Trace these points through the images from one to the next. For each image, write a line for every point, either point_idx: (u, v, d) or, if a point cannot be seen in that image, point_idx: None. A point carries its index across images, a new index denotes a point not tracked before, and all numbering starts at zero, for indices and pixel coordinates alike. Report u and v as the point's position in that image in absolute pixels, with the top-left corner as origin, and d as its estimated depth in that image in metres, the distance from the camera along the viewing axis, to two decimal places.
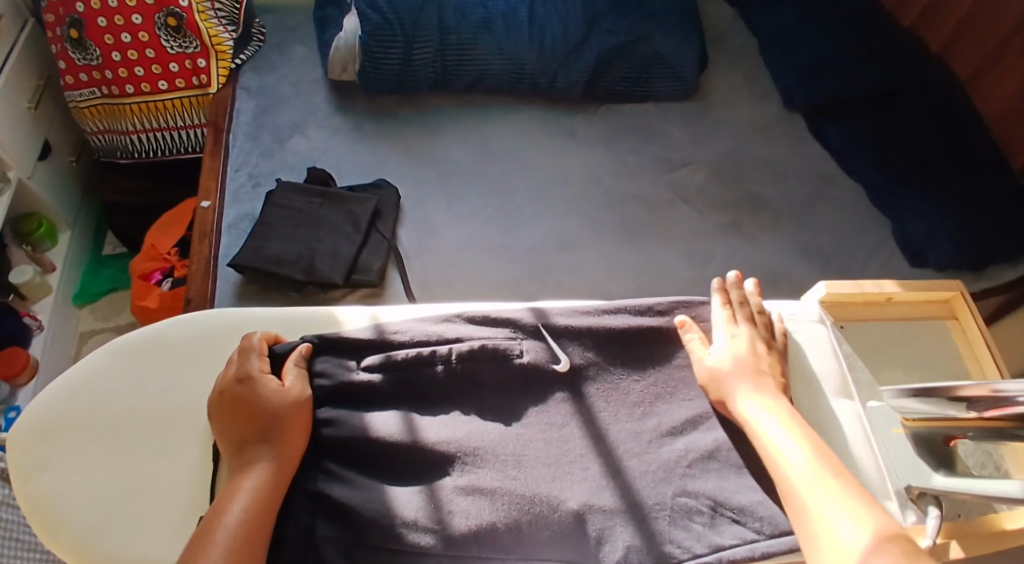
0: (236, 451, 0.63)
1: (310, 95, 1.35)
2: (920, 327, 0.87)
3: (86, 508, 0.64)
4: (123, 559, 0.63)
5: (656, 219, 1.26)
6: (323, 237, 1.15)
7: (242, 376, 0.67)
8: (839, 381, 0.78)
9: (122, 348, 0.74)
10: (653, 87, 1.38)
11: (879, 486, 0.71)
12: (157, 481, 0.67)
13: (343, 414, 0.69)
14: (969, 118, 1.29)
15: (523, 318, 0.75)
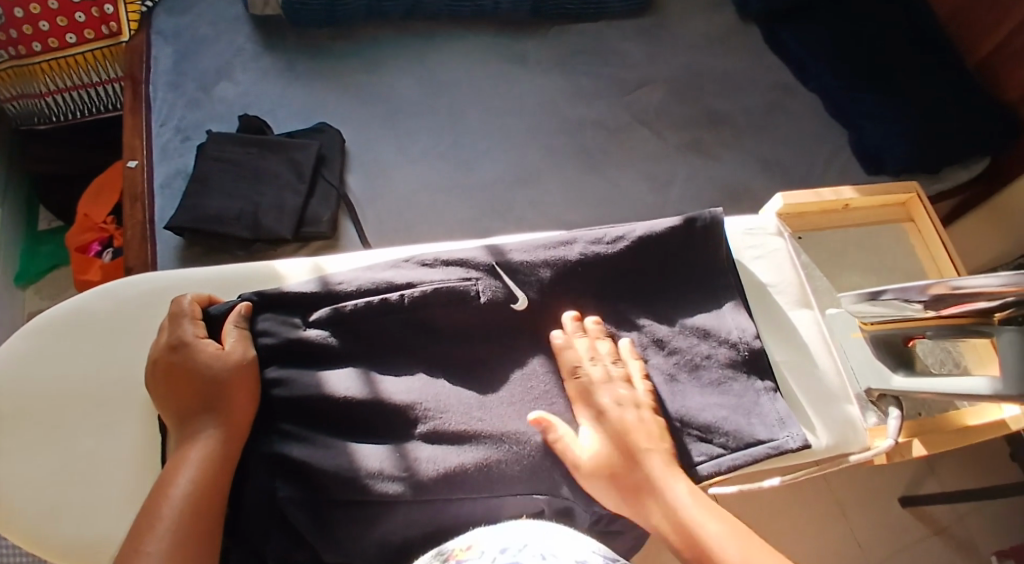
0: (181, 421, 0.60)
1: (232, 34, 1.26)
2: (879, 233, 0.84)
3: (30, 498, 0.62)
4: (74, 544, 0.61)
5: (614, 144, 1.23)
6: (265, 191, 1.09)
7: (178, 345, 0.63)
8: (798, 292, 0.75)
9: (42, 328, 0.68)
10: (603, 2, 1.32)
11: (841, 390, 0.70)
12: (101, 462, 0.64)
13: (291, 373, 0.64)
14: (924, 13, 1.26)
15: (477, 257, 0.69)
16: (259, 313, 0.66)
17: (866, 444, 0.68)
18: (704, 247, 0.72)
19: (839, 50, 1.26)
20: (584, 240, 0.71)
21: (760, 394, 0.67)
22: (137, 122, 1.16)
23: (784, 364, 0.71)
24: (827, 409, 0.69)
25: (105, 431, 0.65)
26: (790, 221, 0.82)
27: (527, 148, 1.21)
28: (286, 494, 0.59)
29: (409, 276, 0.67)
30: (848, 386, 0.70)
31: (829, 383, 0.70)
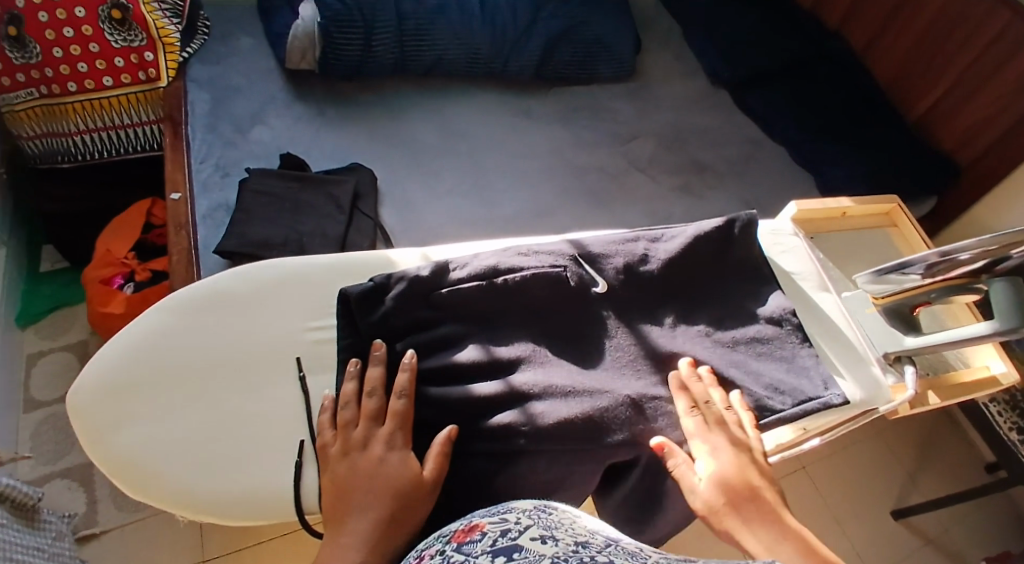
0: (359, 494, 0.65)
1: (265, 84, 1.36)
2: (873, 237, 0.95)
3: (173, 455, 0.74)
4: (213, 491, 0.73)
5: (615, 185, 1.38)
6: (305, 221, 1.17)
7: (385, 427, 0.69)
8: (817, 278, 0.86)
9: (181, 309, 0.81)
10: (596, 67, 1.51)
11: (864, 353, 0.81)
12: (235, 424, 0.76)
13: (417, 341, 0.73)
14: (864, 80, 1.49)
15: (562, 248, 0.79)
16: (386, 290, 0.74)
17: (889, 398, 0.78)
18: (746, 244, 0.83)
19: (801, 110, 1.47)
20: (644, 237, 0.83)
21: (806, 358, 0.78)
22: (179, 159, 1.22)
23: (819, 334, 0.81)
24: (857, 369, 0.80)
25: (245, 395, 0.78)
26: (803, 225, 0.91)
27: (543, 187, 1.34)
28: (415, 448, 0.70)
29: (509, 263, 0.76)
30: (870, 352, 0.81)
31: (856, 349, 0.81)
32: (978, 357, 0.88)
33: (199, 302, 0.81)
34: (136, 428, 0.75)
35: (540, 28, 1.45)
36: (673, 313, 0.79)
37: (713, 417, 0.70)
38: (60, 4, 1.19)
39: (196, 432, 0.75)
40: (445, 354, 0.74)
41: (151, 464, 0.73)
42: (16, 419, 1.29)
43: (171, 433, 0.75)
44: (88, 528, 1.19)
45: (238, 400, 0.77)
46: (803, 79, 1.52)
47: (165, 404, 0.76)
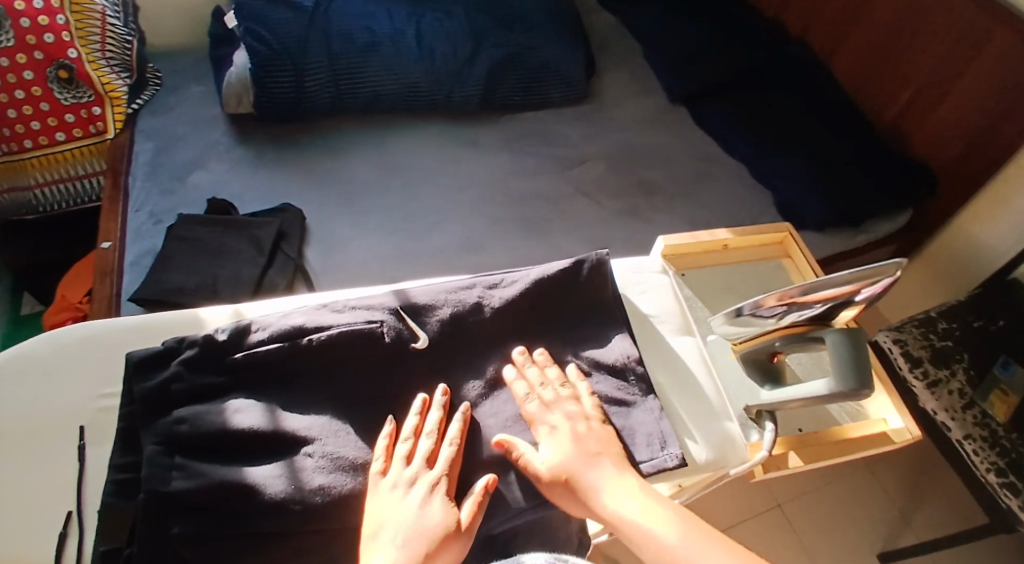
0: (390, 532, 0.58)
1: (208, 131, 1.38)
2: (759, 268, 0.91)
3: None
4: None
5: (558, 213, 1.30)
6: (224, 265, 1.16)
7: (417, 466, 0.63)
8: (680, 321, 0.82)
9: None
10: (545, 93, 1.43)
11: (721, 408, 0.76)
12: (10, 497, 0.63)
13: (197, 412, 0.66)
14: (834, 88, 1.37)
15: (383, 301, 0.73)
16: (176, 353, 0.69)
17: (745, 458, 0.73)
18: (596, 287, 0.78)
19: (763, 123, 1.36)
20: (482, 283, 0.77)
21: (641, 415, 0.72)
22: (115, 208, 1.27)
23: (669, 385, 0.77)
24: (706, 424, 0.74)
25: (28, 464, 0.65)
26: (674, 261, 0.88)
27: (478, 219, 1.29)
28: (180, 529, 0.60)
29: (318, 320, 0.71)
30: (728, 405, 0.76)
31: (709, 401, 0.76)
32: (875, 410, 0.84)
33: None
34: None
35: (483, 56, 1.41)
36: (505, 358, 0.74)
37: (551, 396, 0.69)
38: (10, 69, 1.24)
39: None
40: (222, 417, 0.66)
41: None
42: None
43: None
44: None
45: (25, 467, 0.64)
46: (770, 91, 1.39)
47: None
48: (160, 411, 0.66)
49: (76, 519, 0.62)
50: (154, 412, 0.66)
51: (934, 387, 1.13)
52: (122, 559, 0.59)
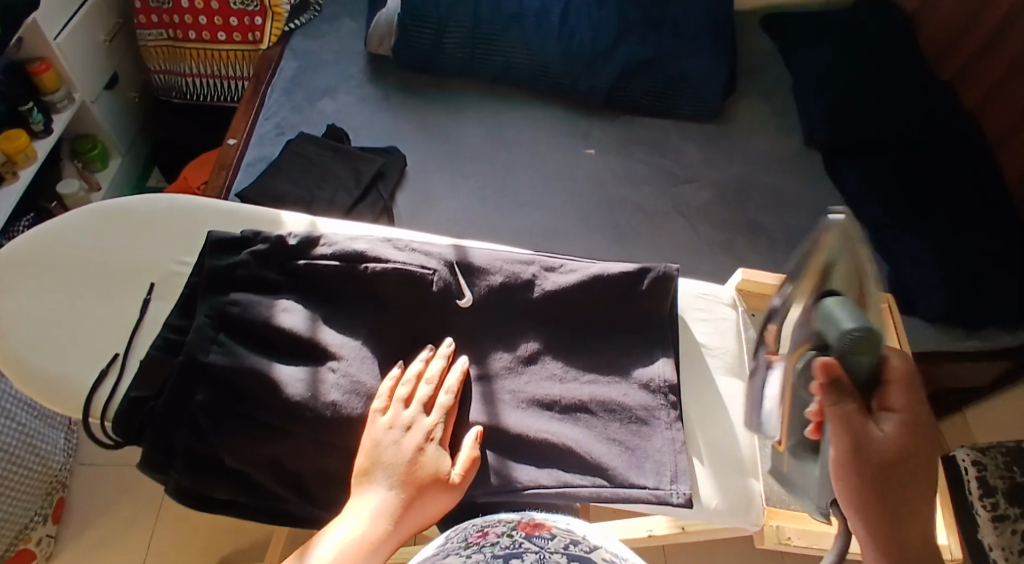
0: (379, 476, 0.58)
1: (347, 62, 1.44)
2: None
3: (16, 332, 0.69)
4: (31, 381, 0.67)
5: (647, 226, 1.26)
6: (323, 187, 1.23)
7: (415, 411, 0.62)
8: (735, 360, 0.77)
9: (93, 214, 0.76)
10: (674, 104, 1.39)
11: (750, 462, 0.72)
12: (78, 325, 0.70)
13: (250, 299, 0.69)
14: (988, 174, 1.24)
15: (442, 252, 0.73)
16: (248, 244, 0.72)
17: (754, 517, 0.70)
18: (650, 302, 0.72)
19: (900, 189, 1.23)
20: (541, 263, 0.73)
21: (662, 442, 0.67)
22: (248, 112, 1.36)
23: (700, 422, 0.73)
24: (730, 476, 0.71)
25: (100, 301, 0.71)
26: (748, 297, 0.83)
27: (565, 210, 1.28)
28: (203, 399, 0.63)
29: (379, 252, 0.71)
30: (758, 462, 0.72)
31: (740, 452, 0.72)
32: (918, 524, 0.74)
33: (106, 211, 0.76)
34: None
35: (621, 53, 1.39)
36: (540, 340, 0.71)
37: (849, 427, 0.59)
38: None
39: (39, 328, 0.69)
40: (270, 312, 0.68)
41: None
42: None
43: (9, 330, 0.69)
44: None
45: (94, 307, 0.71)
46: (920, 157, 1.27)
47: (28, 292, 0.71)
48: (217, 289, 0.69)
49: (121, 359, 0.68)
50: (211, 288, 0.69)
51: (998, 521, 1.05)
52: (145, 410, 0.64)
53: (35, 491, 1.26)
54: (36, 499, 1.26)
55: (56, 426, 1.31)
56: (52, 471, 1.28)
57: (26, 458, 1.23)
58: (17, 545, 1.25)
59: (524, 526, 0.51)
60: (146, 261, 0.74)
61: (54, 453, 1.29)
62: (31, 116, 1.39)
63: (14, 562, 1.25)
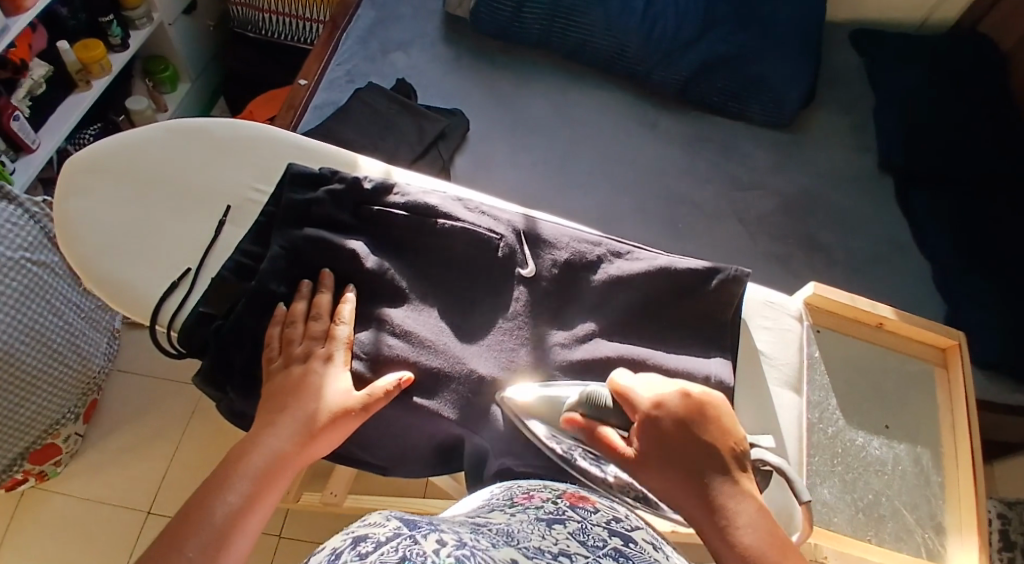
0: (283, 404, 0.58)
1: (424, 19, 1.43)
2: (906, 368, 0.74)
3: (99, 236, 0.71)
4: (109, 286, 0.69)
5: (702, 226, 1.25)
6: (386, 141, 1.23)
7: (311, 342, 0.63)
8: (793, 375, 0.69)
9: (181, 130, 0.78)
10: (748, 107, 1.37)
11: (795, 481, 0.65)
12: (158, 238, 0.71)
13: (322, 236, 0.69)
14: None
15: (511, 219, 0.72)
16: (324, 181, 0.72)
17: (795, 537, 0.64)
18: (714, 301, 0.68)
19: (968, 228, 1.20)
20: (609, 247, 0.72)
21: None
22: (322, 55, 1.35)
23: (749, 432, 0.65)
24: (777, 489, 0.66)
25: (178, 216, 0.73)
26: (816, 312, 0.74)
27: (621, 198, 1.27)
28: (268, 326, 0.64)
29: (450, 209, 0.72)
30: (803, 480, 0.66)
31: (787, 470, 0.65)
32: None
33: (194, 128, 0.78)
34: (70, 208, 0.73)
35: (700, 47, 1.36)
36: (598, 322, 0.69)
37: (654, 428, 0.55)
38: None
39: (120, 235, 0.72)
40: (338, 250, 0.68)
41: (66, 239, 0.71)
42: None
43: (90, 232, 0.71)
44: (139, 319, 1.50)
45: (171, 221, 0.72)
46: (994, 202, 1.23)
47: (111, 197, 0.74)
48: (290, 222, 0.70)
49: (192, 276, 0.69)
50: (285, 220, 0.70)
51: None
52: (211, 328, 0.65)
53: (72, 390, 1.30)
54: (71, 397, 1.31)
55: (100, 329, 1.36)
56: (91, 373, 1.33)
57: (69, 355, 1.27)
58: (46, 439, 1.28)
59: (569, 493, 0.56)
60: (225, 183, 0.75)
61: (96, 356, 1.34)
62: (110, 29, 1.41)
63: (41, 453, 1.29)
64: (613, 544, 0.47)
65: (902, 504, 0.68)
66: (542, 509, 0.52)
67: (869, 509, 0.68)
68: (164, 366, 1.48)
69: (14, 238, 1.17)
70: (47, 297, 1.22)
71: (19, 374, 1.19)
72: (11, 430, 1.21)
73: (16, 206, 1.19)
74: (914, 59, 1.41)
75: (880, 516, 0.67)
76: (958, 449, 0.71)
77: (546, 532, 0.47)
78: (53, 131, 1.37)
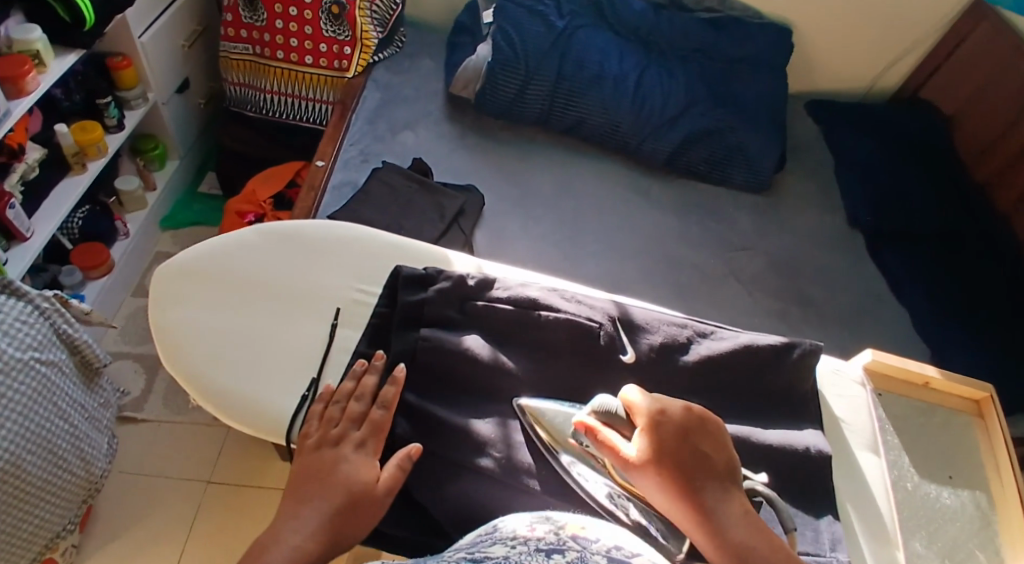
0: (316, 484, 0.68)
1: (427, 100, 1.50)
2: (950, 419, 0.89)
3: (214, 341, 0.85)
4: (228, 384, 0.82)
5: (707, 288, 1.34)
6: (410, 219, 1.26)
7: (348, 426, 0.75)
8: (868, 438, 0.84)
9: (274, 240, 0.93)
10: (729, 175, 1.48)
11: (893, 536, 0.78)
12: (267, 340, 0.85)
13: (439, 334, 0.83)
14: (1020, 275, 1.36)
15: (606, 308, 0.87)
16: (432, 281, 0.87)
17: None
18: (796, 370, 0.83)
19: (938, 281, 1.36)
20: (694, 329, 0.86)
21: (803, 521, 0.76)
22: (335, 136, 1.39)
23: (846, 495, 0.80)
24: (880, 547, 0.77)
25: (284, 319, 0.86)
26: (873, 377, 0.90)
27: (632, 265, 1.34)
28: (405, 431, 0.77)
29: (550, 301, 0.87)
30: (898, 532, 0.79)
31: (884, 524, 0.79)
32: None
33: (286, 235, 0.94)
34: (181, 311, 0.87)
35: (686, 122, 1.48)
36: (698, 401, 0.82)
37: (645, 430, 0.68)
38: (296, 3, 1.44)
39: (230, 339, 0.85)
40: (456, 349, 0.82)
41: (187, 346, 0.84)
42: (124, 298, 1.54)
43: (203, 330, 0.85)
44: (133, 412, 1.42)
45: (278, 324, 0.86)
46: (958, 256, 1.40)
47: (215, 302, 0.88)
48: (410, 322, 0.84)
49: (309, 378, 0.82)
50: (405, 321, 0.84)
51: None
52: None
53: (74, 498, 1.21)
54: (72, 506, 1.21)
55: (101, 430, 1.28)
56: (93, 478, 1.23)
57: (72, 461, 1.18)
58: (44, 555, 1.17)
59: (570, 525, 0.56)
60: (319, 286, 0.90)
61: (97, 459, 1.24)
62: (106, 110, 1.39)
63: None
64: None
65: (976, 546, 0.80)
66: (542, 540, 0.52)
67: (953, 555, 0.79)
68: (159, 458, 1.38)
69: (22, 338, 1.09)
70: (54, 401, 1.14)
71: (22, 488, 1.08)
72: (10, 549, 1.09)
73: (26, 303, 1.13)
74: (866, 131, 1.59)
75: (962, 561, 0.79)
76: (1005, 489, 0.84)
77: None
78: (47, 219, 1.31)
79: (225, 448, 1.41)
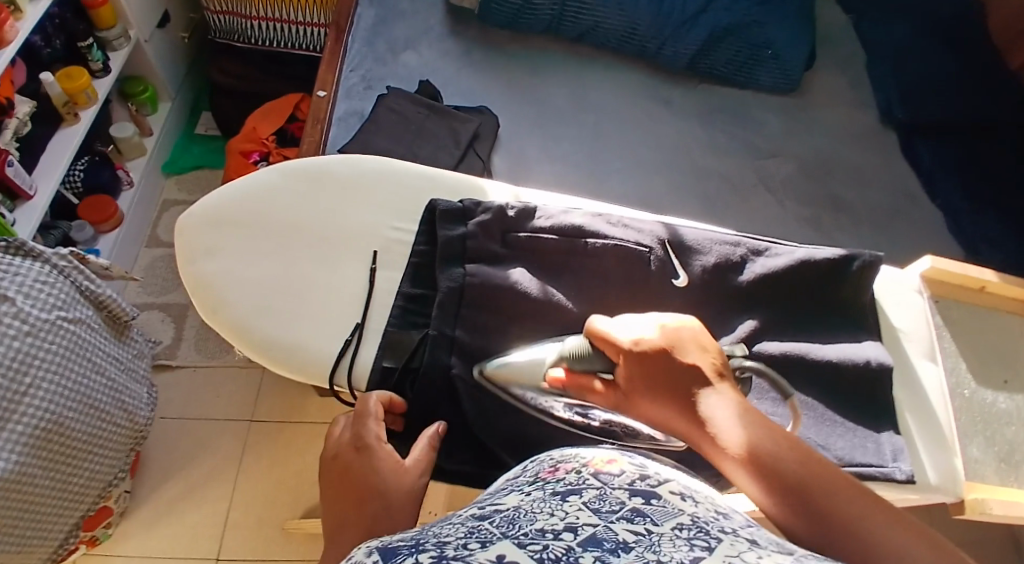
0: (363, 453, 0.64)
1: (428, 14, 1.41)
2: (1003, 320, 0.90)
3: (253, 291, 0.82)
4: (274, 335, 0.80)
5: (734, 198, 1.29)
6: (423, 146, 1.20)
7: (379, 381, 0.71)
8: (927, 345, 0.83)
9: (298, 177, 0.89)
10: (755, 75, 1.41)
11: (951, 438, 0.78)
12: (308, 285, 0.83)
13: (485, 270, 0.81)
14: None
15: (654, 230, 0.84)
16: (470, 215, 0.84)
17: (961, 493, 0.75)
18: (858, 281, 0.80)
19: (972, 173, 1.31)
20: (748, 246, 0.83)
21: (865, 436, 0.75)
22: (333, 62, 1.31)
23: (904, 403, 0.79)
24: (937, 454, 0.77)
25: (323, 262, 0.84)
26: (930, 284, 0.87)
27: (655, 178, 1.29)
28: (459, 370, 0.76)
29: (596, 227, 0.84)
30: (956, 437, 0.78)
31: (941, 432, 0.78)
32: None
33: (312, 172, 0.89)
34: (214, 259, 0.84)
35: (708, 18, 1.39)
36: (756, 320, 0.80)
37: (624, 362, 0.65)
38: None
39: (269, 286, 0.82)
40: (502, 280, 0.80)
41: (227, 298, 0.81)
42: (138, 249, 1.50)
43: (237, 276, 0.83)
44: (167, 358, 1.41)
45: (316, 268, 0.84)
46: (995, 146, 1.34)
47: (248, 247, 0.85)
48: (451, 258, 0.82)
49: (360, 323, 0.81)
50: (446, 256, 0.83)
51: None
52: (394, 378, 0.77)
53: (121, 447, 1.21)
54: (121, 455, 1.21)
55: (139, 379, 1.26)
56: (139, 426, 1.23)
57: (115, 413, 1.17)
58: (100, 502, 1.19)
59: (596, 459, 0.51)
60: (354, 224, 0.86)
61: (140, 408, 1.24)
62: (90, 53, 1.31)
63: (93, 518, 1.20)
64: (634, 506, 0.42)
65: None
66: (561, 482, 0.46)
67: (1009, 458, 0.81)
68: (197, 404, 1.39)
69: (44, 298, 1.06)
70: (88, 356, 1.12)
71: (67, 443, 1.08)
72: (68, 499, 1.11)
73: (41, 262, 1.09)
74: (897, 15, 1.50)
75: (1018, 462, 0.81)
76: None
77: (556, 508, 0.41)
78: (48, 172, 1.26)
79: (261, 391, 1.41)
